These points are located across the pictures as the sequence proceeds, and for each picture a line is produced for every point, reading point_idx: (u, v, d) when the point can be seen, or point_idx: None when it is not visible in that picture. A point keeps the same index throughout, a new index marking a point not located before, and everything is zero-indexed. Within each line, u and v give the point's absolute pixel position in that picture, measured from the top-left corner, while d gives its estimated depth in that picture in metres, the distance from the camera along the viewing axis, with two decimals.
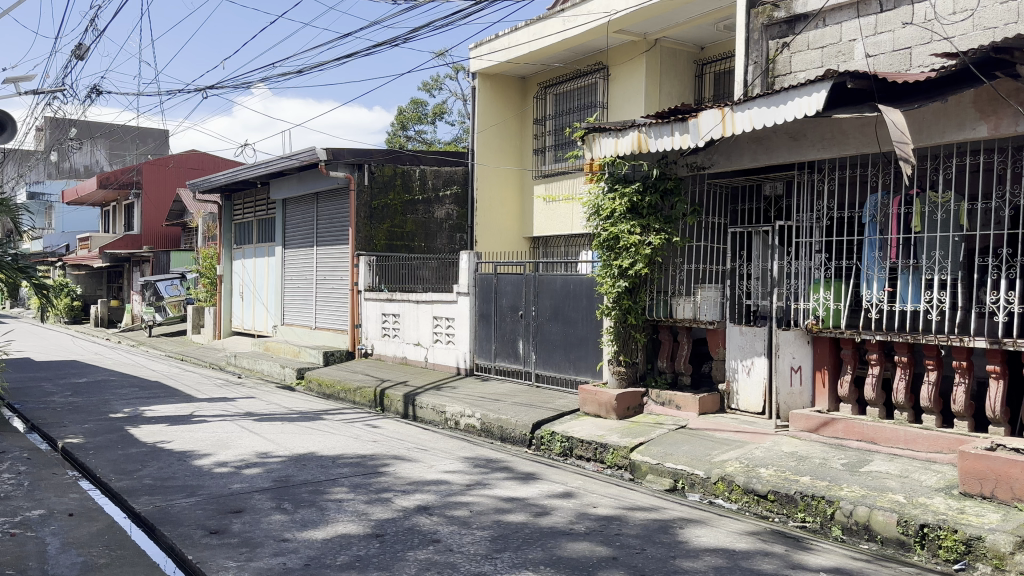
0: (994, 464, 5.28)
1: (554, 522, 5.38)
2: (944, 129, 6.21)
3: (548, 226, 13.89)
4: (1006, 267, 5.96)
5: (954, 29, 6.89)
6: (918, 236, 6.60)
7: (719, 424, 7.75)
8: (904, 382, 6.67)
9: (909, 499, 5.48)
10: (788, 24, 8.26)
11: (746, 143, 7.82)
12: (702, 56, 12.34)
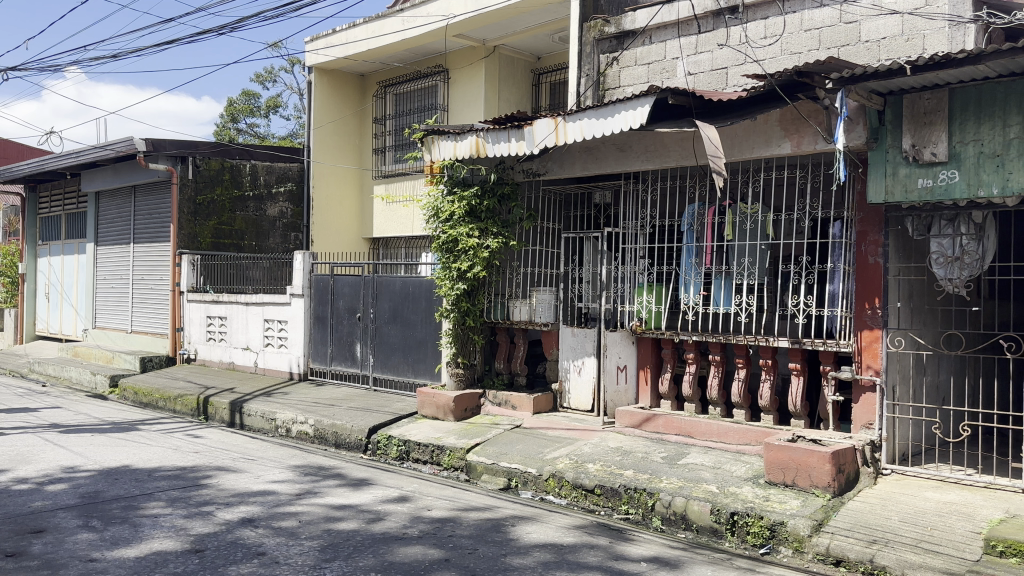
0: (795, 454, 5.79)
1: (386, 528, 5.33)
2: (754, 145, 6.73)
3: (386, 228, 13.76)
4: (805, 274, 6.57)
5: (764, 52, 7.50)
6: (729, 244, 7.14)
7: (552, 422, 7.99)
8: (717, 379, 7.18)
9: (721, 489, 5.90)
10: (617, 39, 8.68)
11: (578, 152, 8.10)
12: (539, 65, 12.68)
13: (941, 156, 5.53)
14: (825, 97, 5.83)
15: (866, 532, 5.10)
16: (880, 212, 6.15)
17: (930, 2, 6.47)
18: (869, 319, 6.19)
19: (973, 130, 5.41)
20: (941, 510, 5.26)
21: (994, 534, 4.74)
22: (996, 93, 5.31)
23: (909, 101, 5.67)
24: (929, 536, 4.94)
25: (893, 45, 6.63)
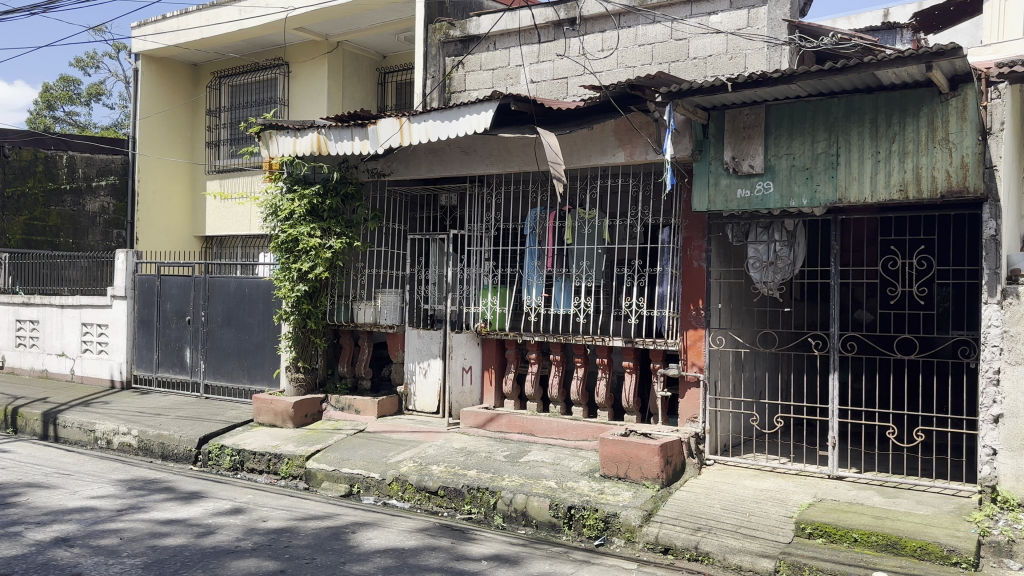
0: (627, 448, 6.07)
1: (218, 541, 5.08)
2: (590, 153, 7.01)
3: (221, 226, 13.13)
4: (637, 277, 6.89)
5: (602, 65, 7.80)
6: (569, 248, 7.37)
7: (395, 426, 7.92)
8: (557, 378, 7.42)
9: (560, 484, 6.10)
10: (462, 43, 8.75)
11: (423, 153, 8.08)
12: (384, 64, 12.55)
13: (758, 168, 5.98)
14: (655, 109, 6.18)
15: (692, 520, 5.44)
16: (702, 220, 6.58)
17: (750, 24, 7.01)
18: (694, 319, 6.61)
19: (786, 144, 5.88)
20: (758, 497, 5.69)
21: (804, 518, 5.17)
22: (806, 110, 5.80)
23: (730, 116, 6.10)
24: (747, 522, 5.34)
25: (718, 63, 7.11)
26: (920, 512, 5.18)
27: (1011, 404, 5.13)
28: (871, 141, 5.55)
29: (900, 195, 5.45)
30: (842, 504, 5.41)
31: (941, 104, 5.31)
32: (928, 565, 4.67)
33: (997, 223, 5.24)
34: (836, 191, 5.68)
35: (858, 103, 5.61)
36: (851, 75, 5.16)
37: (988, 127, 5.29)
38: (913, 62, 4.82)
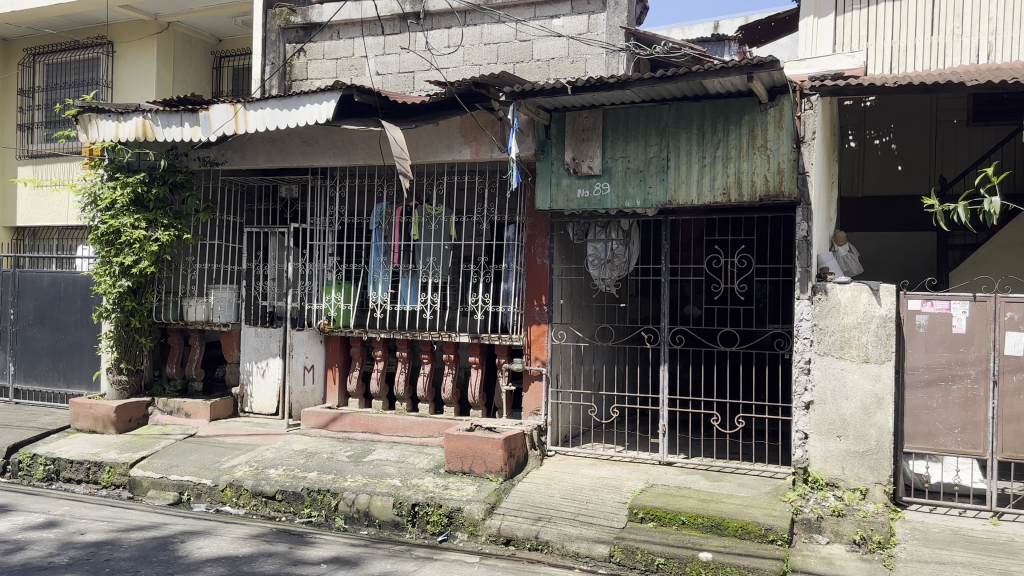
0: (472, 442, 6.11)
1: (26, 558, 4.63)
2: (436, 148, 6.97)
3: (33, 216, 11.98)
4: (483, 273, 6.94)
5: (447, 61, 7.79)
6: (415, 244, 7.30)
7: (230, 429, 7.54)
8: (404, 375, 7.32)
9: (404, 482, 6.04)
10: (304, 30, 8.47)
11: (260, 143, 7.72)
12: (220, 48, 11.95)
13: (597, 169, 6.18)
14: (499, 108, 6.25)
15: (533, 510, 5.56)
16: (546, 218, 6.74)
17: (590, 30, 7.25)
18: (537, 315, 6.75)
19: (622, 147, 6.13)
20: (595, 485, 5.91)
21: (637, 502, 5.42)
22: (640, 115, 6.08)
23: (571, 118, 6.27)
24: (585, 509, 5.54)
25: (561, 66, 7.30)
26: (741, 493, 5.57)
27: (820, 391, 5.60)
28: (699, 146, 5.89)
29: (724, 198, 5.82)
30: (671, 488, 5.71)
31: (761, 114, 5.71)
32: (748, 543, 5.02)
33: (809, 225, 5.70)
34: (667, 192, 5.98)
35: (687, 110, 5.93)
36: (681, 82, 5.43)
37: (801, 136, 5.66)
38: (736, 72, 5.16)
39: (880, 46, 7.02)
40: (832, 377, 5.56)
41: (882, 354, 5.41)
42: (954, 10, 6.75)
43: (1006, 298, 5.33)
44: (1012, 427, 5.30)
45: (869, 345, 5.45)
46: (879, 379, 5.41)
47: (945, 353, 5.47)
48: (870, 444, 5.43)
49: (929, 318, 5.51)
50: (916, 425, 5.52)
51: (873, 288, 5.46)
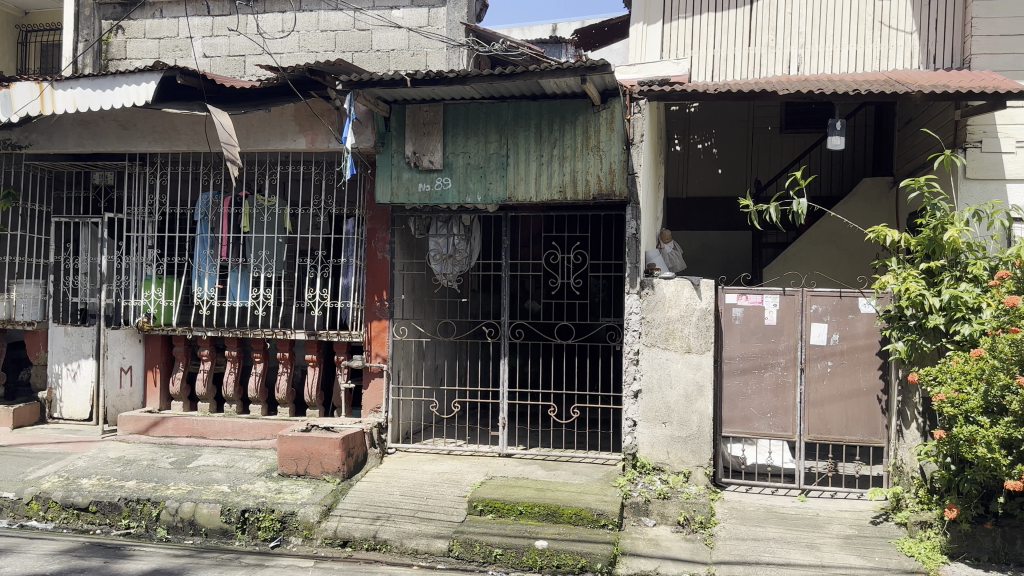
0: (307, 443, 5.91)
1: None
2: (268, 137, 6.68)
3: None
4: (319, 267, 6.73)
5: (281, 46, 7.49)
6: (246, 236, 6.96)
7: (36, 437, 6.86)
8: (233, 376, 6.97)
9: (233, 487, 5.74)
10: (122, 7, 7.87)
11: (70, 125, 7.06)
12: (26, 22, 10.89)
13: (437, 163, 6.15)
14: (336, 98, 6.07)
15: (371, 509, 5.46)
16: (386, 212, 6.64)
17: (430, 23, 7.21)
18: (378, 310, 6.65)
19: (462, 142, 6.13)
20: (435, 480, 5.89)
21: (476, 495, 5.45)
22: (480, 112, 6.11)
23: (411, 111, 6.18)
24: (424, 505, 5.52)
25: (401, 58, 7.21)
26: (575, 481, 5.75)
27: (648, 380, 5.88)
28: (536, 145, 6.00)
29: (560, 195, 5.97)
30: (509, 480, 5.79)
31: (595, 116, 5.91)
32: (581, 529, 5.19)
33: (638, 224, 5.93)
34: (506, 189, 6.05)
35: (525, 109, 6.03)
36: (518, 80, 5.50)
37: (630, 137, 5.93)
38: (570, 74, 5.29)
39: (701, 54, 7.23)
40: (658, 367, 5.85)
41: (703, 345, 5.75)
42: (768, 23, 7.06)
43: (811, 292, 5.81)
44: (816, 410, 5.80)
45: (690, 336, 5.77)
46: (699, 368, 5.75)
47: (758, 343, 5.90)
48: (693, 429, 5.75)
49: (745, 311, 5.92)
50: (734, 410, 5.94)
51: (694, 283, 5.79)
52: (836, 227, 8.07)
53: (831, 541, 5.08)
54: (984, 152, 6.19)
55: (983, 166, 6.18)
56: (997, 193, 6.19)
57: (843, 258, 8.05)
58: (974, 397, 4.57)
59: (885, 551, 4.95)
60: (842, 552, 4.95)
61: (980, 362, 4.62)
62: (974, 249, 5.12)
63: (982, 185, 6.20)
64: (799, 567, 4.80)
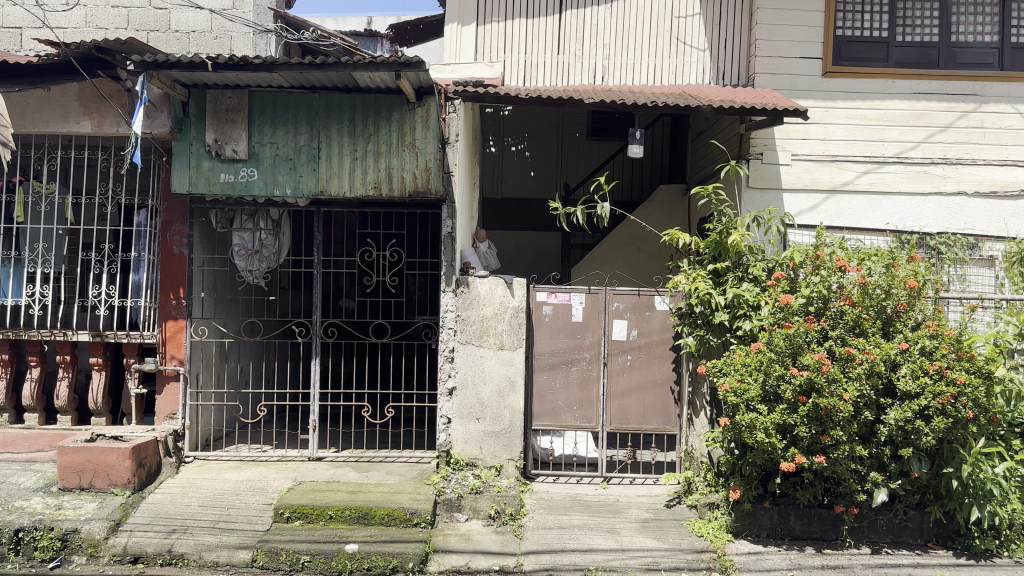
0: (92, 454, 5.39)
1: None
2: (47, 118, 6.03)
3: None
4: (107, 263, 6.15)
5: (64, 20, 6.79)
6: (20, 227, 6.23)
7: None
8: (5, 382, 6.26)
9: (4, 506, 5.13)
10: None
11: None
12: None
13: (241, 153, 5.83)
14: (127, 78, 5.59)
15: (166, 523, 5.09)
16: (184, 203, 6.23)
17: (235, 6, 6.81)
18: (174, 310, 6.21)
19: (269, 132, 5.86)
20: (238, 488, 5.59)
21: (283, 502, 5.23)
22: (288, 102, 5.87)
23: (212, 96, 5.81)
24: (226, 515, 5.23)
25: (202, 41, 6.77)
26: (388, 481, 5.68)
27: (462, 377, 5.91)
28: (349, 138, 5.86)
29: (375, 191, 5.87)
30: (319, 484, 5.62)
31: (410, 113, 5.86)
32: (393, 529, 5.15)
33: (454, 223, 5.95)
34: (317, 183, 5.86)
35: (337, 101, 5.87)
36: (330, 71, 5.34)
37: (445, 136, 5.95)
38: (384, 68, 5.21)
39: (514, 59, 7.40)
40: (472, 364, 5.89)
41: (514, 341, 5.88)
42: (577, 33, 7.36)
43: (613, 291, 6.13)
44: (618, 402, 6.13)
45: (504, 333, 5.88)
46: (512, 364, 5.87)
47: (566, 339, 6.14)
48: (505, 423, 5.87)
49: (554, 308, 6.13)
50: (542, 404, 6.13)
51: (507, 282, 5.89)
52: (637, 230, 8.56)
53: (630, 526, 5.39)
54: (764, 164, 6.84)
55: (764, 176, 6.84)
56: (774, 201, 6.87)
57: (642, 259, 8.55)
58: (754, 387, 5.02)
59: (678, 532, 5.32)
60: (640, 535, 5.26)
61: (759, 355, 5.09)
62: (755, 252, 5.65)
63: (762, 194, 6.86)
64: (601, 552, 5.04)
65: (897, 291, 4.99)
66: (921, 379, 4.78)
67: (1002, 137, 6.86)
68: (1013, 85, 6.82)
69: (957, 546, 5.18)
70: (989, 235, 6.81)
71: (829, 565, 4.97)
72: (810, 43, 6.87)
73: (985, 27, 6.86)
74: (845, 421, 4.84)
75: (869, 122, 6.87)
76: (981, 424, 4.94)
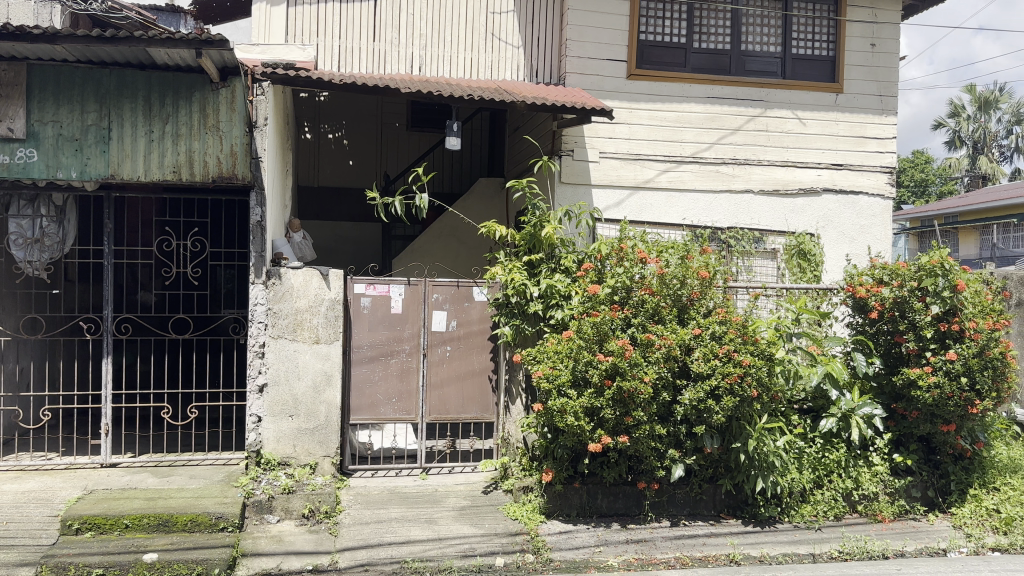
0: None
1: None
2: None
3: None
4: None
5: None
6: None
7: None
8: None
9: None
10: None
11: None
12: None
13: (19, 132, 5.28)
14: None
15: None
16: None
17: None
18: None
19: (52, 110, 5.35)
20: (18, 500, 5.08)
21: (70, 513, 4.81)
22: (73, 78, 5.37)
23: None
24: (3, 531, 4.74)
25: None
26: (191, 486, 5.38)
27: (274, 373, 5.64)
28: (144, 119, 5.46)
29: (174, 176, 5.51)
30: (114, 491, 5.21)
31: (212, 93, 5.52)
32: (197, 535, 4.89)
33: (263, 211, 5.67)
34: (108, 166, 5.42)
35: (131, 79, 5.45)
36: (121, 46, 4.93)
37: (253, 120, 5.64)
38: (183, 45, 4.88)
39: (328, 43, 7.18)
40: (285, 359, 5.64)
41: (330, 335, 5.71)
42: (393, 22, 7.28)
43: (432, 282, 6.15)
44: (437, 392, 6.16)
45: (319, 327, 5.69)
46: (328, 358, 5.71)
47: (384, 331, 6.06)
48: (320, 419, 5.70)
49: (372, 300, 6.04)
50: (360, 398, 6.00)
51: (322, 273, 5.70)
52: (457, 223, 8.63)
53: (447, 514, 5.43)
54: (575, 160, 7.11)
55: (575, 172, 7.11)
56: (584, 196, 7.17)
57: (461, 250, 8.65)
58: (564, 372, 5.24)
59: (493, 517, 5.44)
60: (457, 523, 5.31)
61: (570, 343, 5.33)
62: (566, 244, 5.91)
63: (573, 190, 7.13)
64: (417, 542, 5.05)
65: (690, 281, 5.35)
66: (712, 362, 5.16)
67: (783, 140, 7.54)
68: (794, 93, 7.51)
69: (746, 514, 5.64)
70: (772, 230, 7.51)
71: (633, 539, 5.26)
72: (616, 45, 7.21)
73: (769, 39, 7.51)
74: (645, 402, 5.14)
75: (669, 123, 7.33)
76: (764, 402, 5.43)
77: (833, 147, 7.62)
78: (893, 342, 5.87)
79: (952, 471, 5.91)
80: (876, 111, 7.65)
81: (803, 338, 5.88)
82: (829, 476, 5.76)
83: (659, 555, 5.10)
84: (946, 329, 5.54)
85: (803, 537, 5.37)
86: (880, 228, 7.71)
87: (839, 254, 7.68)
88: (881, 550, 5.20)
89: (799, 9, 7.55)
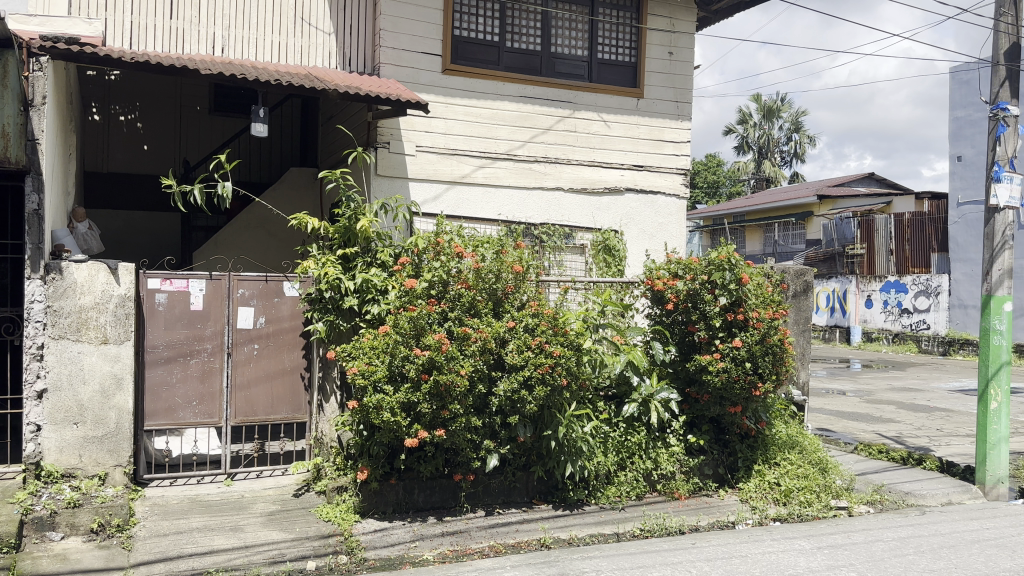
0: None
1: None
2: None
3: None
4: None
5: None
6: None
7: None
8: None
9: None
10: None
11: None
12: None
13: None
14: None
15: None
16: None
17: None
18: None
19: None
20: None
21: None
22: None
23: None
24: None
25: None
26: None
27: (55, 378, 5.13)
28: None
29: None
30: None
31: None
32: None
33: (39, 197, 5.09)
34: None
35: None
36: None
37: (30, 98, 5.04)
38: None
39: (117, 19, 6.64)
40: (68, 362, 5.16)
41: (120, 335, 5.28)
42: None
43: (237, 276, 5.87)
44: (244, 393, 5.88)
45: (107, 326, 5.24)
46: (118, 360, 5.28)
47: (182, 330, 5.70)
48: (110, 426, 5.26)
49: (168, 297, 5.65)
50: (156, 402, 5.60)
51: (110, 267, 5.26)
52: (266, 215, 8.33)
53: (254, 521, 5.20)
54: (391, 153, 7.05)
55: (390, 166, 7.04)
56: (401, 189, 7.12)
57: (272, 243, 8.34)
58: (381, 368, 5.15)
59: (305, 521, 5.27)
60: (265, 529, 5.10)
61: (386, 338, 5.25)
62: (382, 238, 5.85)
63: (389, 183, 7.06)
64: (222, 552, 4.78)
65: (505, 275, 5.46)
66: (525, 353, 5.28)
67: (590, 140, 7.86)
68: (599, 96, 7.85)
69: (556, 499, 5.85)
70: (580, 227, 7.83)
71: (448, 531, 5.30)
72: (431, 39, 7.19)
73: (577, 43, 7.81)
74: (461, 395, 5.16)
75: (483, 120, 7.42)
76: (572, 390, 5.66)
77: (636, 149, 8.04)
78: (686, 331, 6.30)
79: (739, 450, 6.45)
80: (672, 116, 8.15)
81: (608, 329, 6.20)
82: (631, 458, 6.11)
83: (474, 546, 5.17)
84: (733, 318, 6.01)
85: (608, 518, 5.65)
86: (676, 226, 8.25)
87: (640, 249, 8.14)
88: (678, 526, 5.58)
89: (605, 15, 7.90)
